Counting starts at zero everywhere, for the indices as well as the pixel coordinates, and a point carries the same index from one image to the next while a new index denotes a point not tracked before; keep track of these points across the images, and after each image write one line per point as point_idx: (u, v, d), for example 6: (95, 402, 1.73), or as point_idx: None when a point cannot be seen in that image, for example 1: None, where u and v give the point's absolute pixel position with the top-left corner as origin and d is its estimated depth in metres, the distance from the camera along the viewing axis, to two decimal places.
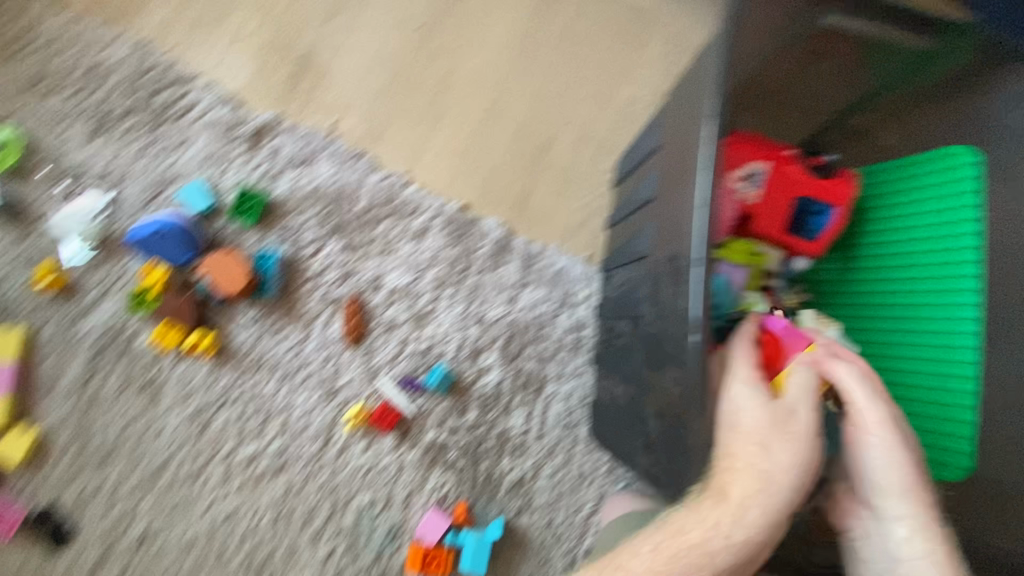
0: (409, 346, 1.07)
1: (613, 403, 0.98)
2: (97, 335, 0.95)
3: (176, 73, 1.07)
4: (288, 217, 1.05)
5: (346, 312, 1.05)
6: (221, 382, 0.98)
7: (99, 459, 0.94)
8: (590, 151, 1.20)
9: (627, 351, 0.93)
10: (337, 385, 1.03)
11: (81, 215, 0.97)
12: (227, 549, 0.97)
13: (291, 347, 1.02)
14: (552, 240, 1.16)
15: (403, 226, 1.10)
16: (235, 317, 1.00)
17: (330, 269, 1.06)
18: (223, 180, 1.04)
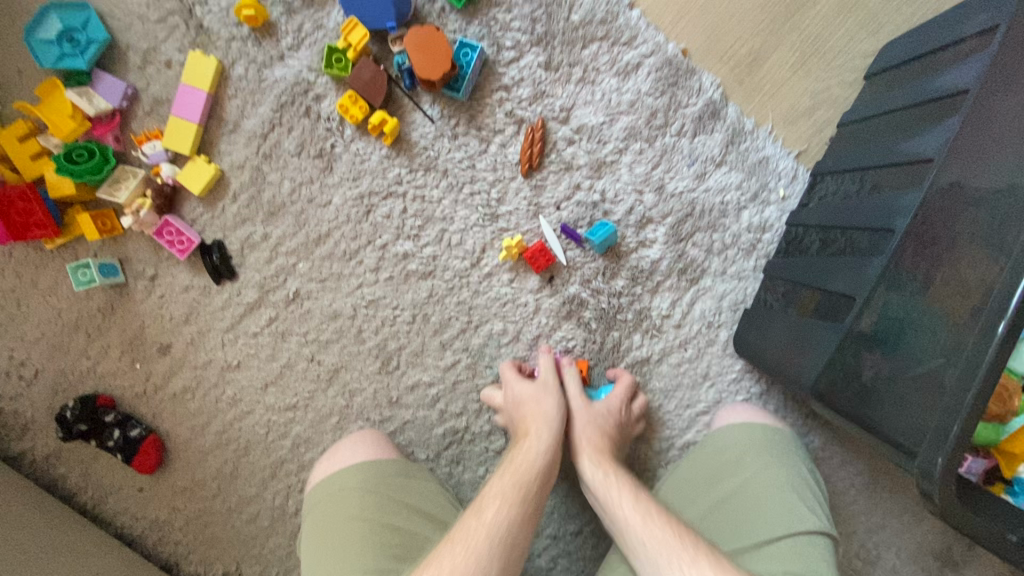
0: (579, 193, 0.99)
1: (789, 316, 0.89)
2: (287, 89, 0.92)
3: None
4: (495, 9, 0.93)
5: (527, 134, 0.96)
6: (392, 173, 0.96)
7: (269, 210, 0.96)
8: (851, 24, 0.98)
9: (843, 266, 0.80)
10: (498, 211, 0.98)
11: None
12: (364, 332, 1.01)
13: (464, 157, 0.97)
14: (764, 122, 1.00)
15: (612, 55, 0.95)
16: (418, 109, 0.94)
17: (525, 84, 0.95)
18: None
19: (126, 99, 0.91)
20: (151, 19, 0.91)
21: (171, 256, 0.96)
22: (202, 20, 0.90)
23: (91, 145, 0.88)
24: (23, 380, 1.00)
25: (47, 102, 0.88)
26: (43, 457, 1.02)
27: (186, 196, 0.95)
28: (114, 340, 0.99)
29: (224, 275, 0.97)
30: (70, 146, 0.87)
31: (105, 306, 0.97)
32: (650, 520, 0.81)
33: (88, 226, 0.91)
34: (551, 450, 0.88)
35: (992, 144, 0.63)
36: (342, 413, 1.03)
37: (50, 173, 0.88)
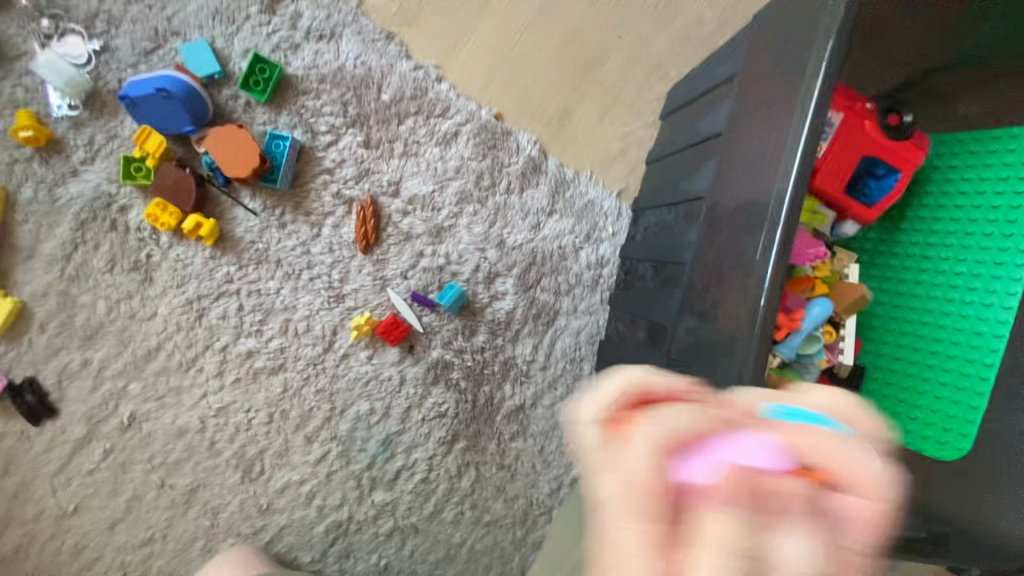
0: (422, 260, 1.01)
1: (631, 345, 0.95)
2: (87, 204, 0.87)
3: None
4: (303, 98, 0.93)
5: (358, 212, 0.96)
6: (220, 272, 0.92)
7: (86, 334, 0.89)
8: (641, 72, 1.09)
9: (659, 297, 0.88)
10: (343, 291, 0.97)
11: (65, 61, 0.85)
12: (218, 441, 0.94)
13: (297, 244, 0.95)
14: (583, 168, 1.08)
15: (429, 127, 0.99)
16: (238, 204, 0.92)
17: (347, 164, 0.96)
18: (232, 44, 0.90)
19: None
20: None
21: None
22: None
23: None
24: None
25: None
26: None
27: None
28: None
29: (45, 411, 0.89)
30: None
31: None
32: None
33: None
34: None
35: (738, 180, 0.72)
36: (208, 533, 0.94)
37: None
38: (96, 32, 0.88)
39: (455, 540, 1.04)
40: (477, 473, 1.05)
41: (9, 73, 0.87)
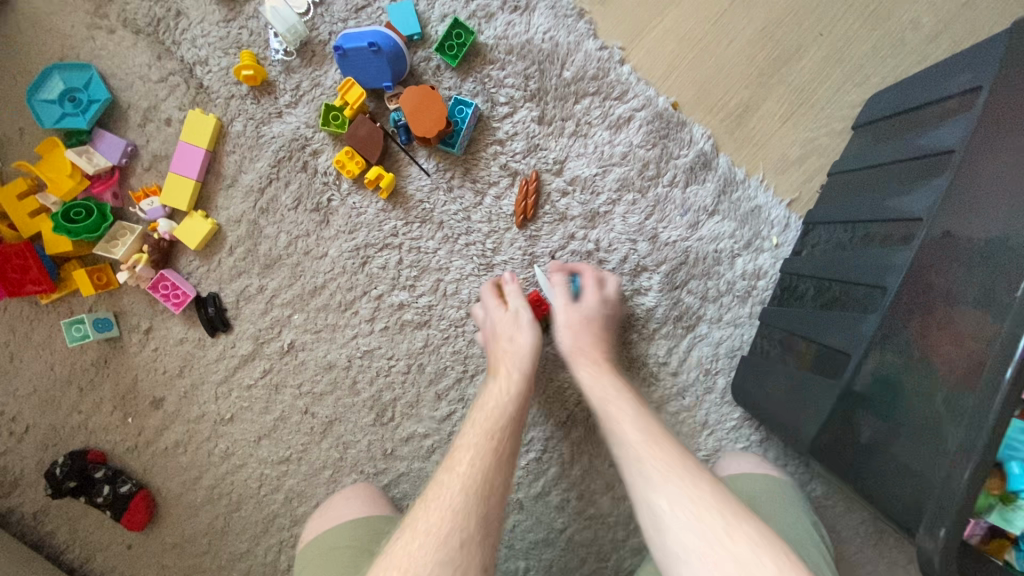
0: (573, 243, 1.00)
1: (782, 366, 0.89)
2: (284, 144, 0.94)
3: None
4: (489, 67, 0.95)
5: (522, 185, 0.97)
6: (387, 224, 0.97)
7: (265, 263, 0.96)
8: (838, 75, 1.00)
9: (833, 320, 0.81)
10: (494, 261, 0.99)
11: (285, 3, 0.89)
12: (358, 381, 1.00)
13: (460, 209, 0.98)
14: (755, 171, 1.01)
15: (604, 110, 0.97)
16: (414, 162, 0.96)
17: (518, 137, 0.96)
18: (433, 8, 0.93)
19: (127, 155, 0.92)
20: (151, 79, 0.92)
21: (166, 310, 0.96)
22: (202, 79, 0.92)
23: (92, 202, 0.89)
24: (13, 435, 0.99)
25: (47, 160, 0.89)
26: (31, 514, 1.00)
27: (182, 249, 0.95)
28: (106, 394, 0.98)
29: (217, 327, 0.97)
30: (70, 204, 0.88)
31: (98, 360, 0.97)
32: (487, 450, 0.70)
33: (83, 282, 0.91)
34: (523, 382, 0.82)
35: (979, 206, 0.64)
36: (336, 465, 1.01)
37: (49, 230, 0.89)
38: None
39: (556, 525, 1.03)
40: (589, 464, 1.03)
41: (237, 15, 0.92)
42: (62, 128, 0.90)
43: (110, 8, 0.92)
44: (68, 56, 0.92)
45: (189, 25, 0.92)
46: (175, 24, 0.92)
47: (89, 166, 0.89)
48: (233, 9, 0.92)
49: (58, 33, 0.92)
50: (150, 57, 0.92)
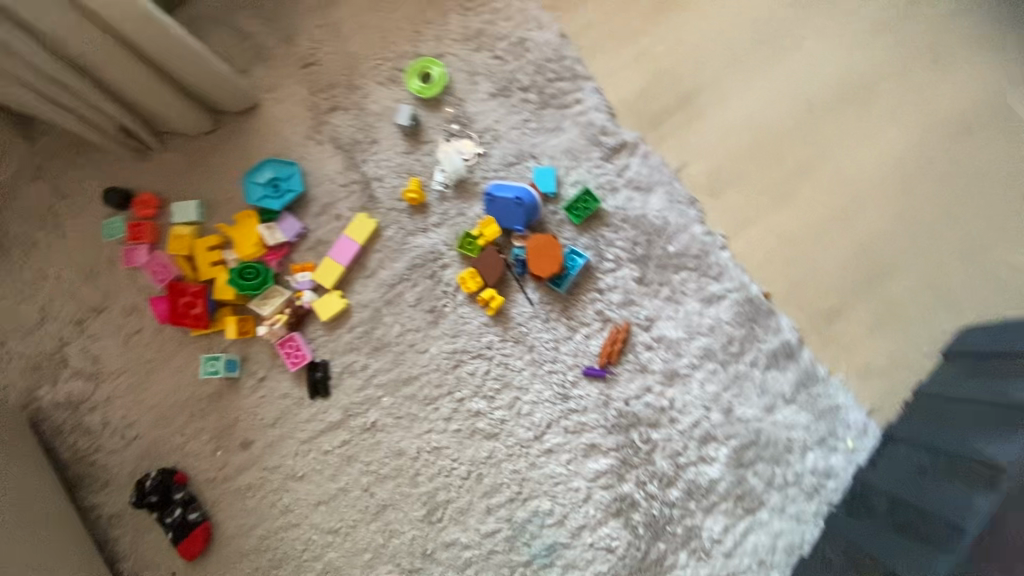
0: (648, 395, 1.05)
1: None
2: (422, 254, 1.12)
3: (576, 69, 1.16)
4: (606, 229, 1.09)
5: (611, 332, 1.06)
6: (484, 338, 1.08)
7: (375, 345, 1.10)
8: (927, 302, 1.06)
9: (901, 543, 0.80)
10: (570, 393, 1.06)
11: (458, 157, 1.12)
12: (418, 473, 1.06)
13: (551, 339, 1.08)
14: (836, 370, 1.06)
15: (699, 285, 1.08)
16: (521, 291, 1.08)
17: (617, 290, 1.08)
18: (569, 174, 1.12)
19: (298, 233, 1.13)
20: (337, 182, 1.15)
21: (283, 365, 1.10)
22: (375, 191, 1.14)
23: (262, 266, 1.09)
24: (122, 439, 1.10)
25: (241, 227, 1.11)
26: (105, 517, 1.08)
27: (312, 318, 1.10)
28: (208, 425, 1.09)
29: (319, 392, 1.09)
30: (246, 265, 1.08)
31: (212, 395, 1.10)
32: None
33: (232, 327, 1.08)
34: None
35: None
36: (377, 550, 1.05)
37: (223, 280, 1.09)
38: (483, 139, 1.14)
39: None
40: None
41: (415, 150, 1.15)
42: (259, 205, 1.12)
43: (324, 124, 1.17)
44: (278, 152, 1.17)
45: (377, 150, 1.15)
46: (367, 147, 1.16)
47: (269, 237, 1.10)
48: (414, 144, 1.15)
49: (278, 132, 1.17)
50: (341, 166, 1.16)
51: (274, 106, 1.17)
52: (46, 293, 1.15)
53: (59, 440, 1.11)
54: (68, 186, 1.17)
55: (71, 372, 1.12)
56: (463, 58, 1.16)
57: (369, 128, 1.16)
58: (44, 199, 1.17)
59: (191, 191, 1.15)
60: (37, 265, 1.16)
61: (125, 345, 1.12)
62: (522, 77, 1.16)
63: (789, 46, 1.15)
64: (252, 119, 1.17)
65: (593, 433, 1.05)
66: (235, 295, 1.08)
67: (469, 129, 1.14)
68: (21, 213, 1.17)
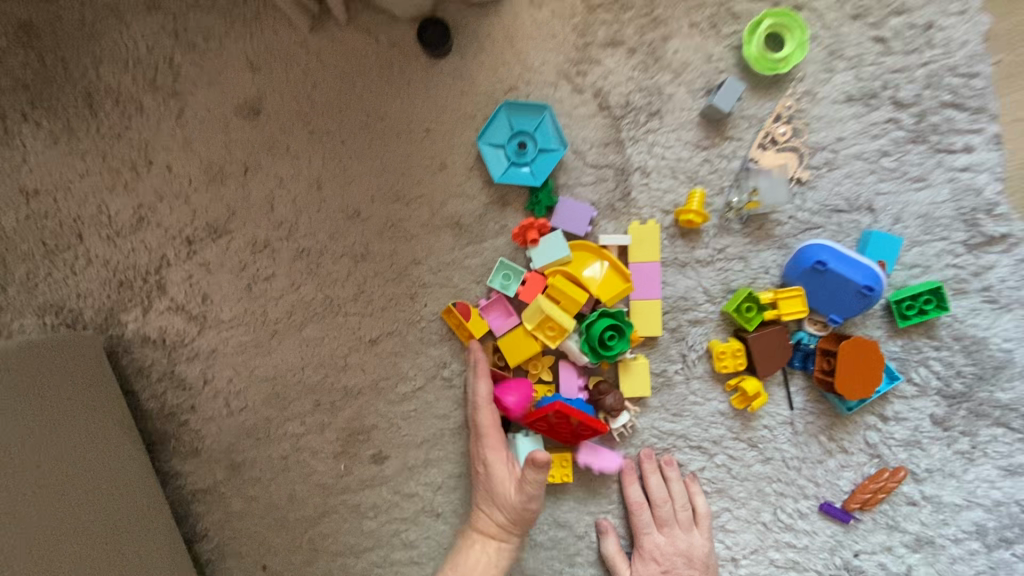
0: (884, 553, 0.84)
1: None
2: (670, 300, 0.80)
3: (983, 100, 0.76)
4: (926, 344, 0.80)
5: (877, 474, 0.82)
6: (713, 427, 0.82)
7: None
8: None
9: None
10: (794, 524, 0.84)
11: (770, 180, 0.77)
12: (585, 555, 0.86)
13: (798, 457, 0.83)
14: None
15: (1007, 450, 0.82)
16: (784, 389, 0.81)
17: (905, 424, 0.82)
18: (908, 252, 0.78)
19: (578, 234, 0.79)
20: (584, 157, 0.78)
21: (450, 382, 0.83)
22: (634, 189, 0.78)
23: (599, 318, 0.76)
24: (225, 407, 0.85)
25: (586, 266, 0.78)
26: (189, 490, 0.87)
27: (615, 414, 0.80)
28: (337, 422, 0.85)
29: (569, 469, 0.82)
30: (602, 331, 0.75)
31: (350, 389, 0.84)
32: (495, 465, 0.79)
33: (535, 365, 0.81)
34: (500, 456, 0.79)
35: None
36: None
37: (528, 324, 0.78)
38: (811, 163, 0.77)
39: None
40: None
41: (712, 147, 0.78)
42: (545, 182, 0.77)
43: (592, 64, 0.77)
44: (509, 78, 0.78)
45: (657, 128, 0.78)
46: (644, 119, 0.77)
47: (586, 267, 0.78)
48: (711, 138, 0.77)
49: (520, 55, 0.77)
50: (598, 136, 0.78)
51: (526, 11, 0.77)
52: (147, 185, 0.81)
53: (141, 383, 0.84)
54: (196, 37, 0.78)
55: (166, 303, 0.83)
56: (826, 27, 0.76)
57: (658, 91, 0.77)
58: (158, 45, 0.79)
59: (376, 105, 0.79)
60: (134, 140, 0.80)
61: (245, 290, 0.83)
62: (903, 85, 0.76)
63: None
64: (490, 22, 0.77)
65: (805, 574, 0.84)
66: (543, 343, 0.78)
67: (799, 142, 0.77)
68: (120, 57, 0.79)
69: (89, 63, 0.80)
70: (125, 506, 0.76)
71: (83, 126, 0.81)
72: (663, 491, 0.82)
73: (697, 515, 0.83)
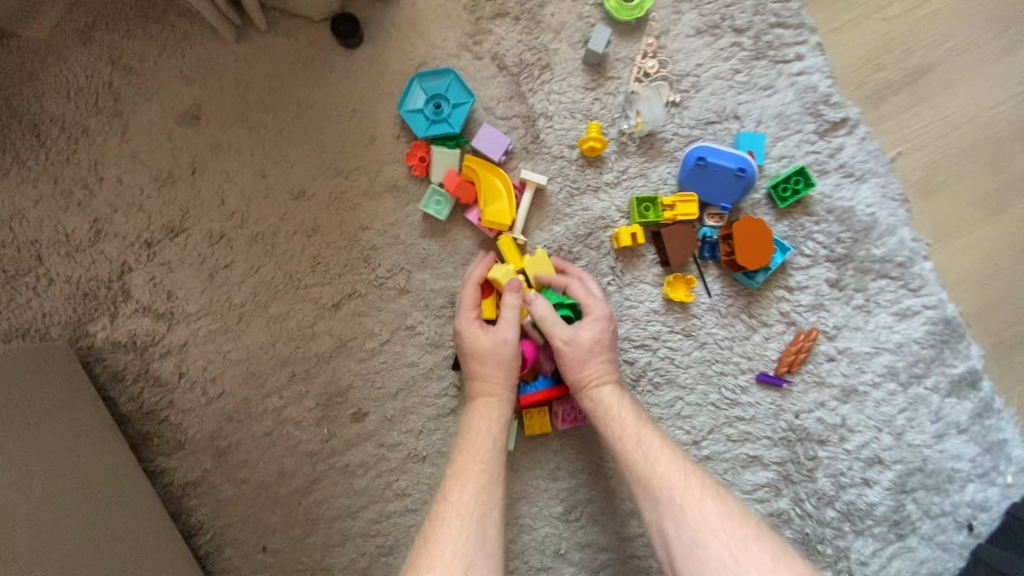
0: (822, 410, 0.95)
1: None
2: (590, 220, 0.93)
3: (800, 19, 0.95)
4: (807, 218, 0.94)
5: (795, 338, 0.94)
6: (651, 324, 0.94)
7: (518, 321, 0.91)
8: None
9: None
10: (739, 399, 0.94)
11: (650, 105, 0.92)
12: (564, 468, 0.93)
13: (727, 338, 0.94)
14: (1011, 405, 0.99)
15: (896, 296, 0.96)
16: (701, 279, 0.93)
17: (807, 291, 0.94)
18: (775, 146, 0.94)
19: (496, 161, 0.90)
20: (494, 113, 0.91)
21: (412, 331, 0.91)
22: (541, 133, 0.92)
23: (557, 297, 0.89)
24: (203, 395, 0.89)
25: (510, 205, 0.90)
26: (178, 483, 0.90)
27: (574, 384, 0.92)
28: (314, 389, 0.91)
29: (547, 421, 0.91)
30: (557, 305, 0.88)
31: (321, 356, 0.90)
32: (483, 428, 0.79)
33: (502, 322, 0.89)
34: (488, 414, 0.81)
35: None
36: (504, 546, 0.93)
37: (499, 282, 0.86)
38: (680, 87, 0.93)
39: None
40: None
41: (598, 87, 0.92)
42: (456, 133, 0.89)
43: (487, 36, 0.91)
44: (419, 58, 0.91)
45: (550, 79, 0.92)
46: (538, 73, 0.92)
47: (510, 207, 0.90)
48: (596, 79, 0.92)
49: (425, 37, 0.91)
50: (502, 94, 0.91)
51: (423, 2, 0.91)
52: (101, 199, 0.87)
53: (118, 387, 0.89)
54: (132, 62, 0.88)
55: (133, 306, 0.88)
56: None
57: (544, 49, 0.92)
58: (97, 74, 0.88)
59: (306, 97, 0.90)
60: (83, 161, 0.87)
61: (207, 281, 0.89)
62: (737, 16, 0.94)
63: None
64: (395, 15, 0.91)
65: (759, 443, 0.94)
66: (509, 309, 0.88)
67: (668, 72, 0.93)
68: (62, 89, 0.87)
69: (32, 98, 0.87)
70: (112, 485, 0.80)
71: (31, 155, 0.87)
72: (603, 404, 0.82)
73: (638, 432, 0.79)
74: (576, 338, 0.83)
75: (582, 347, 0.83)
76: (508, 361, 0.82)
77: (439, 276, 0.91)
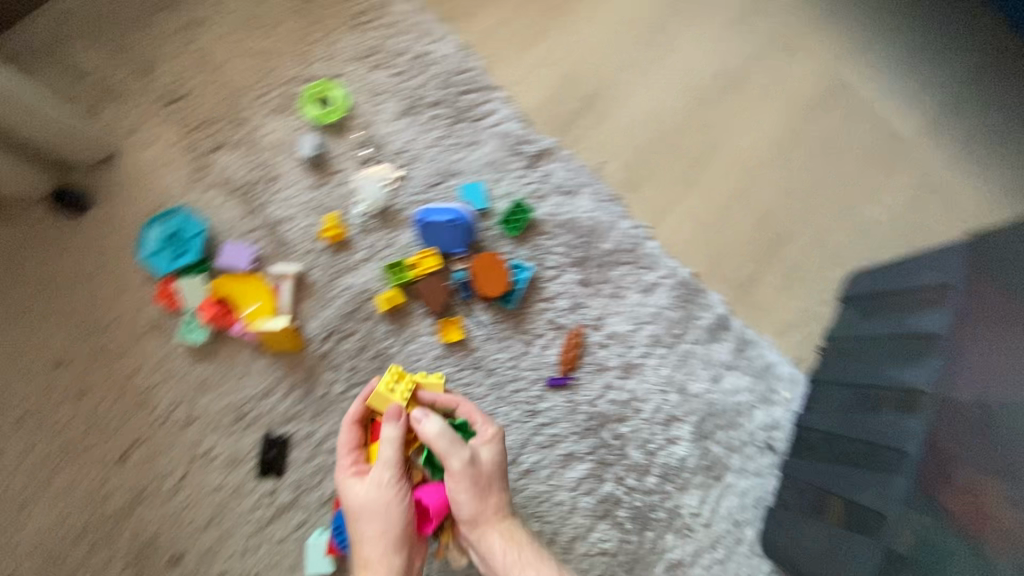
0: (610, 392, 1.07)
1: (793, 505, 1.02)
2: (353, 296, 0.99)
3: (483, 82, 1.12)
4: (541, 237, 1.08)
5: (566, 339, 1.06)
6: (439, 370, 1.02)
7: (311, 411, 0.95)
8: (823, 258, 1.21)
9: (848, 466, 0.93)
10: (538, 408, 1.04)
11: (374, 184, 1.03)
12: None
13: (509, 358, 1.04)
14: (765, 333, 1.16)
15: (636, 276, 1.12)
16: (470, 316, 1.03)
17: (563, 297, 1.08)
18: (495, 187, 1.09)
19: (245, 267, 0.96)
20: (234, 233, 0.99)
21: (209, 457, 0.92)
22: (283, 236, 1.00)
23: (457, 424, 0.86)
24: None
25: (259, 302, 0.95)
26: None
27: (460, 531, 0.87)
28: (120, 550, 0.89)
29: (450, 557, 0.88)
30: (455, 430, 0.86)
31: (119, 513, 0.89)
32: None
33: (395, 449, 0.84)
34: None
35: (978, 371, 0.77)
36: None
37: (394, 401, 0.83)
38: (399, 163, 1.06)
39: None
40: None
41: (325, 183, 1.03)
42: (196, 259, 0.95)
43: (207, 167, 1.00)
44: (150, 206, 0.98)
45: (279, 189, 1.01)
46: (266, 186, 1.01)
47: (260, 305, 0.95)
48: (321, 177, 1.03)
49: (149, 186, 0.98)
50: (237, 213, 0.99)
51: (140, 155, 0.99)
52: None
53: None
54: None
55: None
56: (359, 78, 1.06)
57: (266, 164, 1.01)
58: None
59: (46, 271, 0.94)
60: None
61: None
62: (429, 93, 1.09)
63: (674, 39, 1.24)
64: (115, 174, 0.98)
65: (567, 441, 1.05)
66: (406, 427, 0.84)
67: (383, 154, 1.05)
68: None
69: None
70: None
71: None
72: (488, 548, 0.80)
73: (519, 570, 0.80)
74: (475, 461, 0.80)
75: (482, 472, 0.80)
76: (391, 510, 0.76)
77: (222, 395, 0.94)
